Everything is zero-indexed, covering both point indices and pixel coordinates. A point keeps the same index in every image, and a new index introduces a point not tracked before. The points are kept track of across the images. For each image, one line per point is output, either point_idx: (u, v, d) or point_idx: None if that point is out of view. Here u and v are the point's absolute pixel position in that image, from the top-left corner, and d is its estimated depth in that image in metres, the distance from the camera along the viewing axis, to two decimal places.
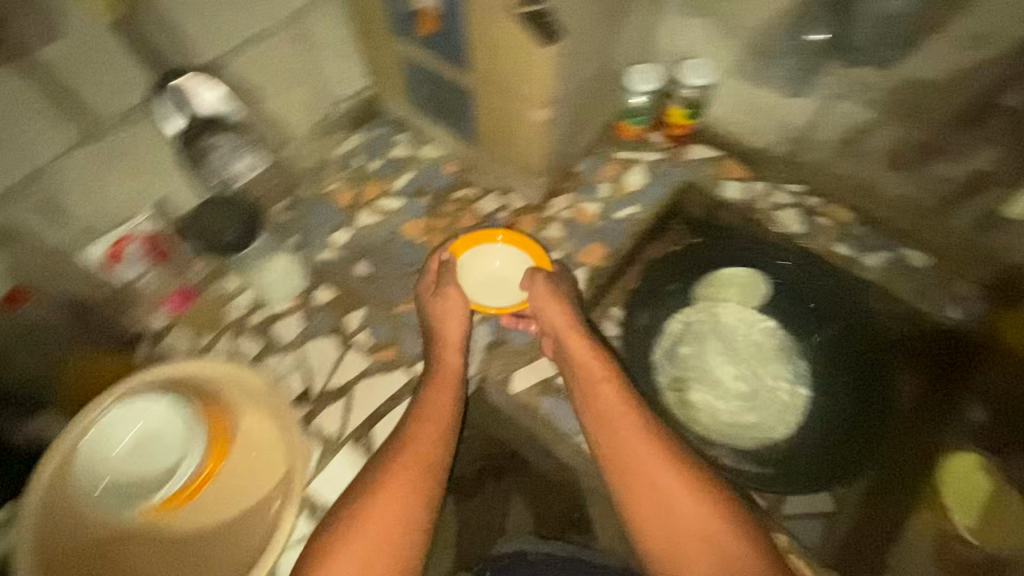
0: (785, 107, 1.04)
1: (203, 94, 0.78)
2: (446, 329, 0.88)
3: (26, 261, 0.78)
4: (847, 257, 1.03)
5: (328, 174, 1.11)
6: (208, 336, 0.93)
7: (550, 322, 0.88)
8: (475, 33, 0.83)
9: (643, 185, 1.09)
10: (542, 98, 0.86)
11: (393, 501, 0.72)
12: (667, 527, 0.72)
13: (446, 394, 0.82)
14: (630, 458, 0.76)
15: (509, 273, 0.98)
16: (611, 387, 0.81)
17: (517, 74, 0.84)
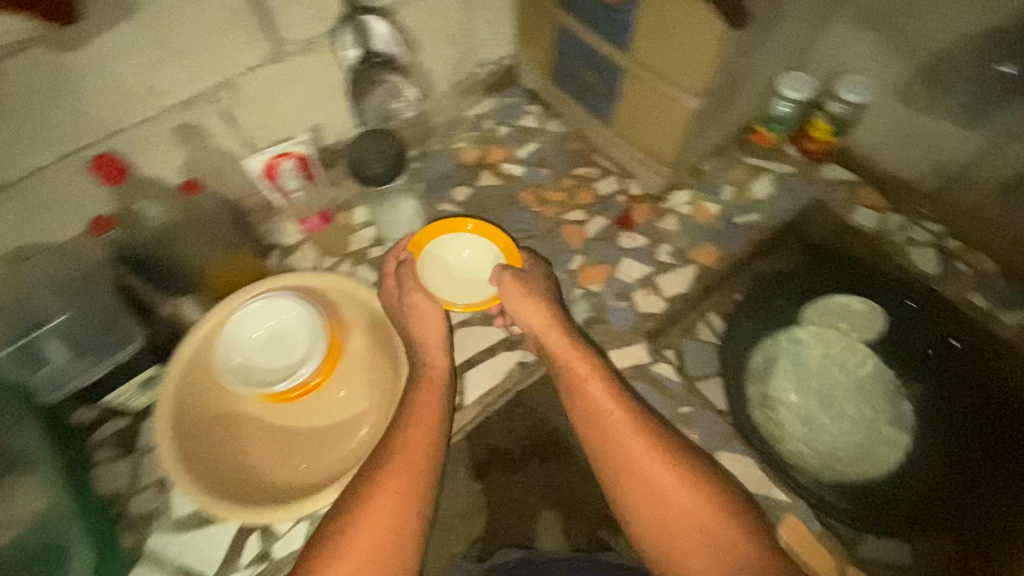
0: (945, 141, 0.99)
1: (382, 34, 0.89)
2: (421, 331, 0.80)
3: (202, 158, 0.88)
4: (983, 309, 0.98)
5: (458, 132, 1.15)
6: (331, 259, 1.01)
7: (535, 324, 0.83)
8: (642, 14, 0.81)
9: (769, 195, 1.07)
10: (696, 88, 0.84)
11: (386, 505, 0.66)
12: (659, 520, 0.69)
13: (429, 396, 0.75)
14: (622, 459, 0.73)
15: (479, 268, 0.91)
16: (596, 381, 0.78)
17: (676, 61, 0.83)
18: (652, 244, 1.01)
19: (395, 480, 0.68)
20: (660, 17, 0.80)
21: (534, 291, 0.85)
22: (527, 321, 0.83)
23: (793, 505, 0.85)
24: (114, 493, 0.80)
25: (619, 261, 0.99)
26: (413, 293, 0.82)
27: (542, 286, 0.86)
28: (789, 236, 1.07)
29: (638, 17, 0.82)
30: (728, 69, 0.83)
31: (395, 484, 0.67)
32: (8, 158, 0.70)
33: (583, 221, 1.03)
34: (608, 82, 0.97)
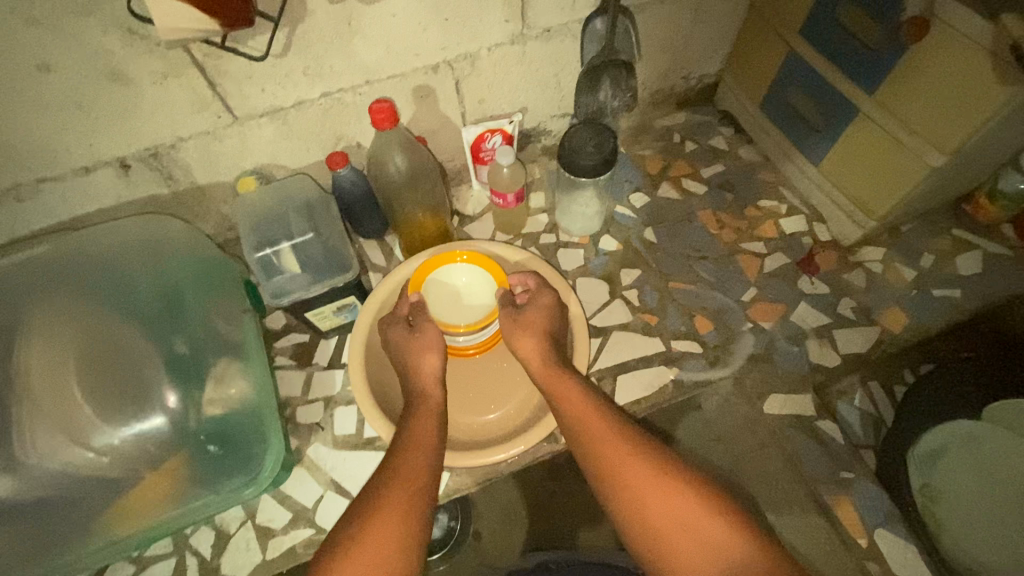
0: None
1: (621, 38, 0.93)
2: (425, 364, 0.76)
3: (426, 119, 0.95)
4: None
5: (644, 139, 1.16)
6: (506, 234, 1.05)
7: (524, 355, 0.77)
8: (910, 59, 0.77)
9: (973, 274, 0.98)
10: (948, 145, 0.77)
11: (385, 529, 0.59)
12: (659, 544, 0.60)
13: (427, 424, 0.70)
14: (630, 493, 0.62)
15: (482, 288, 0.87)
16: (578, 399, 0.71)
17: (933, 114, 0.77)
18: (834, 296, 0.96)
19: (392, 501, 0.61)
20: (930, 63, 0.75)
21: (528, 319, 0.79)
22: (520, 352, 0.77)
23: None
24: (288, 397, 0.88)
25: (796, 303, 0.95)
26: (422, 322, 0.79)
27: (537, 313, 0.80)
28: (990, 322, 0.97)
29: (903, 60, 0.78)
30: (993, 130, 0.76)
31: (392, 503, 0.61)
32: (290, 87, 0.79)
33: (761, 254, 1.01)
34: (831, 120, 0.93)
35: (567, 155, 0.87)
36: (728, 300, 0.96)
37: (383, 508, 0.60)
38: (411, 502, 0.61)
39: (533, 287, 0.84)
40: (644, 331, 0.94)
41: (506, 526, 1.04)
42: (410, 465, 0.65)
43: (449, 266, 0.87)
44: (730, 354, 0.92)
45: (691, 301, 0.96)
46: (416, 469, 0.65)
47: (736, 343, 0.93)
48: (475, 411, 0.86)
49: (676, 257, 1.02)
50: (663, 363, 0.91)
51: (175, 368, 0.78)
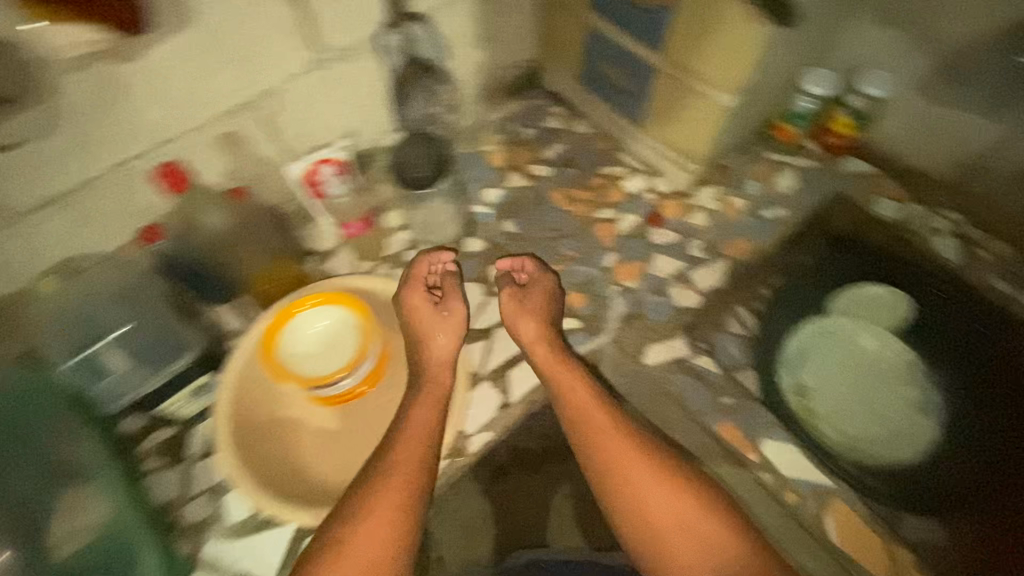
0: (965, 127, 0.99)
1: (421, 41, 0.92)
2: (438, 343, 0.83)
3: (244, 166, 0.89)
4: (1004, 293, 0.99)
5: (484, 135, 1.18)
6: (368, 262, 1.02)
7: (530, 339, 0.86)
8: (682, 10, 0.84)
9: (793, 190, 1.09)
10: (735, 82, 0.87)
11: (386, 513, 0.68)
12: (642, 519, 0.73)
13: (426, 407, 0.77)
14: (621, 476, 0.75)
15: (340, 329, 0.82)
16: (584, 391, 0.81)
17: (717, 56, 0.85)
18: (684, 240, 1.04)
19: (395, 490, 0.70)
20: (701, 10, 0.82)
21: (532, 304, 0.89)
22: (524, 336, 0.86)
23: (838, 490, 0.87)
24: (166, 502, 0.80)
25: (652, 257, 1.02)
26: (451, 301, 0.87)
27: (541, 297, 0.90)
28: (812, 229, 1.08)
29: (677, 12, 0.84)
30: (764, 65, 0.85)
31: (394, 488, 0.70)
32: (65, 169, 0.70)
33: (613, 219, 1.06)
34: (639, 82, 0.99)
35: (410, 171, 0.90)
36: (594, 270, 1.01)
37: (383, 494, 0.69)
38: (410, 485, 0.70)
39: (531, 271, 0.94)
40: None
41: (472, 542, 1.02)
42: (414, 451, 0.73)
43: (301, 315, 0.81)
44: (606, 320, 0.96)
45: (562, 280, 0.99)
46: (418, 456, 0.72)
47: (608, 308, 0.97)
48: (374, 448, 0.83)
49: (539, 242, 1.04)
50: None
51: (12, 517, 0.69)
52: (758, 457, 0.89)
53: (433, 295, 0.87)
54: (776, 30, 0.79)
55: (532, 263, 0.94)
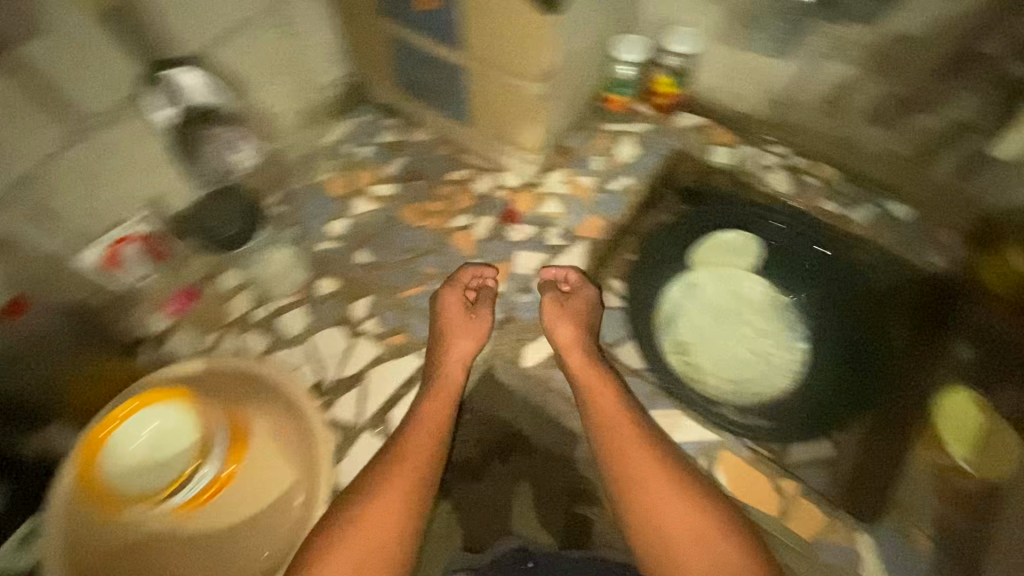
0: (771, 71, 1.02)
1: (189, 84, 0.79)
2: (458, 348, 0.85)
3: (23, 271, 0.77)
4: (834, 214, 1.04)
5: (319, 164, 1.10)
6: (212, 334, 0.93)
7: (566, 343, 0.87)
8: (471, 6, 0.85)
9: (635, 156, 1.11)
10: (535, 71, 0.89)
11: (391, 504, 0.70)
12: (653, 529, 0.72)
13: (438, 406, 0.80)
14: (637, 483, 0.74)
15: (178, 420, 0.76)
16: (612, 400, 0.81)
17: (512, 42, 0.87)
18: (542, 231, 1.04)
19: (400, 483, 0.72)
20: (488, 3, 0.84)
21: (569, 308, 0.91)
22: (561, 340, 0.88)
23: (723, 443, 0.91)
24: None
25: (513, 256, 1.01)
26: (482, 308, 0.90)
27: (582, 306, 0.91)
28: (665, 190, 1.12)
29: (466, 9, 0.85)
30: (558, 46, 0.87)
31: (400, 479, 0.72)
32: None
33: (469, 225, 1.04)
34: (455, 82, 0.98)
35: (224, 227, 0.84)
36: None
37: (391, 486, 0.71)
38: (415, 475, 0.73)
39: (574, 279, 0.95)
40: (395, 355, 0.90)
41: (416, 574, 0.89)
42: (425, 442, 0.76)
43: (128, 421, 0.74)
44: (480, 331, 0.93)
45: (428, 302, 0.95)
46: (427, 448, 0.75)
47: None
48: (256, 534, 0.75)
49: (397, 265, 0.99)
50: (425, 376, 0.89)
51: None
52: None
53: (467, 300, 0.91)
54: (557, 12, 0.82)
55: (567, 272, 0.95)
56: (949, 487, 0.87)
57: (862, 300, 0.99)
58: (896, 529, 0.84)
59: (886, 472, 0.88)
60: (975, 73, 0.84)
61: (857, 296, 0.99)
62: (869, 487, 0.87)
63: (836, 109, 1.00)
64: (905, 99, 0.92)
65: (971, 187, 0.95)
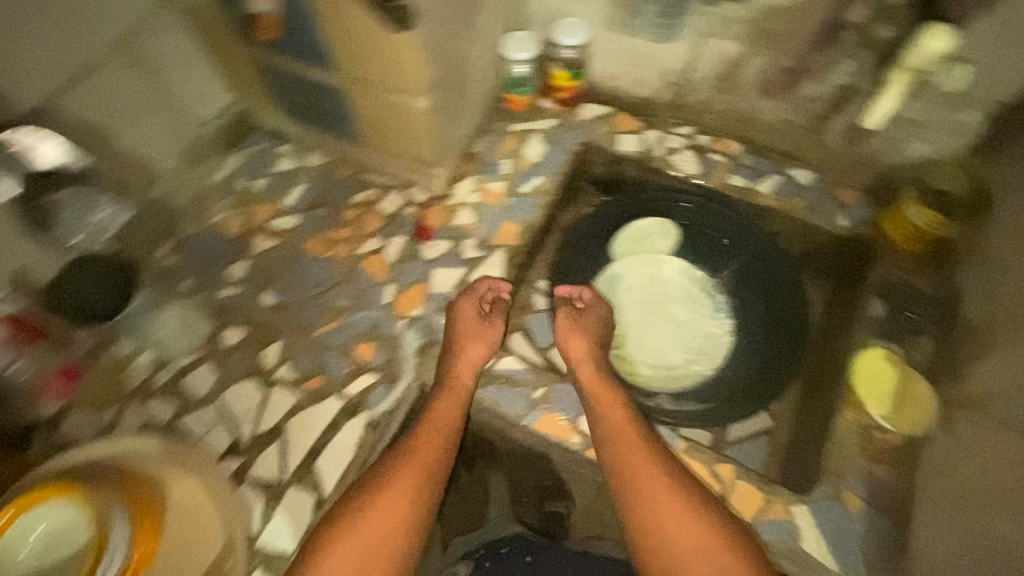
0: (659, 53, 1.01)
1: (41, 150, 0.70)
2: (471, 354, 0.85)
3: None
4: (743, 187, 1.04)
5: (212, 205, 1.03)
6: (112, 409, 0.87)
7: (578, 357, 0.86)
8: (326, 12, 0.75)
9: (543, 154, 1.09)
10: (417, 83, 0.80)
11: (396, 503, 0.70)
12: (657, 542, 0.70)
13: (450, 406, 0.80)
14: (644, 496, 0.72)
15: (65, 518, 0.67)
16: (621, 414, 0.80)
17: (381, 64, 0.78)
18: (456, 244, 0.99)
19: (407, 481, 0.72)
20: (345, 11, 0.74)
21: (584, 322, 0.90)
22: (573, 352, 0.86)
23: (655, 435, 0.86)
24: None
25: (429, 275, 0.96)
26: (494, 318, 0.88)
27: (596, 322, 0.90)
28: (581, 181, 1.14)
29: (321, 20, 0.75)
30: (435, 60, 0.79)
31: (410, 472, 0.72)
32: None
33: (380, 249, 0.99)
34: (336, 105, 0.92)
35: (85, 295, 0.77)
36: (372, 313, 0.92)
37: (397, 483, 0.71)
38: (423, 471, 0.73)
39: (588, 296, 0.93)
40: (313, 400, 0.86)
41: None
42: (437, 434, 0.77)
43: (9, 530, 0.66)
44: (402, 360, 0.88)
45: (343, 337, 0.90)
46: (438, 444, 0.76)
47: (399, 347, 0.89)
48: None
49: (305, 303, 0.94)
50: (348, 418, 0.84)
51: None
52: (581, 437, 0.86)
53: (482, 305, 0.89)
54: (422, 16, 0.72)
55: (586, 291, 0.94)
56: (876, 444, 0.81)
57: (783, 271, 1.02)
58: (831, 495, 0.79)
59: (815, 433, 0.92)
60: (847, 40, 0.84)
61: (777, 268, 1.02)
62: (802, 454, 0.92)
63: (729, 86, 1.00)
64: (790, 70, 0.92)
65: (867, 146, 0.96)
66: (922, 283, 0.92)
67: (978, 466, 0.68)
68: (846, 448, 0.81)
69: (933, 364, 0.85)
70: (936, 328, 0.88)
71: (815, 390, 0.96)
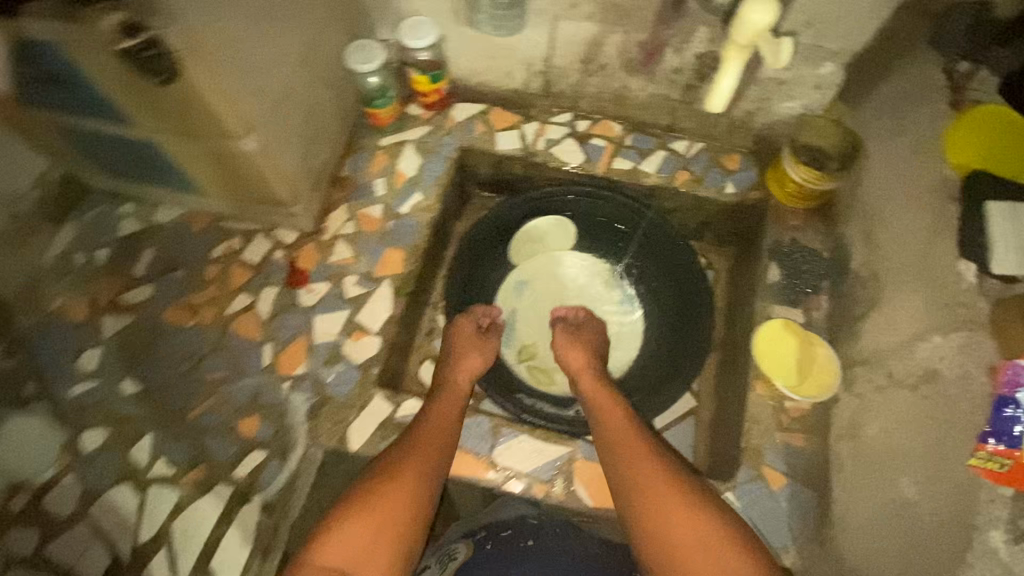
0: (515, 43, 0.94)
1: None
2: (468, 363, 0.84)
3: None
4: (628, 169, 1.00)
5: (46, 290, 0.90)
6: None
7: (578, 368, 0.85)
8: (96, 68, 0.63)
9: (420, 166, 1.00)
10: (234, 125, 0.69)
11: (404, 489, 0.66)
12: (662, 536, 0.65)
13: (449, 408, 0.77)
14: (649, 494, 0.68)
15: None
16: (624, 418, 0.77)
17: (185, 114, 0.67)
18: (336, 284, 0.90)
19: (413, 469, 0.68)
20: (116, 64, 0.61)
21: (580, 335, 0.90)
22: (573, 364, 0.86)
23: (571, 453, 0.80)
24: None
25: (311, 323, 0.87)
26: (489, 340, 0.89)
27: (592, 337, 0.91)
28: (470, 185, 1.10)
29: (89, 63, 0.61)
30: (248, 92, 0.68)
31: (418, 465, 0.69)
32: None
33: (252, 303, 0.89)
34: (158, 159, 0.80)
35: None
36: (254, 378, 0.84)
37: (405, 468, 0.68)
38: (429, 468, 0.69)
39: (581, 316, 0.95)
40: (198, 493, 0.77)
41: None
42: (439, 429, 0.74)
43: None
44: (292, 428, 0.80)
45: (223, 414, 0.82)
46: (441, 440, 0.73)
47: (290, 413, 0.81)
48: None
49: (175, 382, 0.84)
50: (240, 504, 0.77)
51: None
52: (497, 472, 0.79)
53: (475, 321, 0.90)
54: (213, 46, 0.61)
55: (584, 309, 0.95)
56: (791, 416, 0.79)
57: (677, 246, 0.99)
58: (754, 477, 0.77)
59: (733, 408, 0.88)
60: (691, 9, 0.81)
61: (670, 245, 1.00)
62: (722, 434, 0.89)
63: (594, 68, 0.95)
64: (648, 45, 0.88)
65: (740, 109, 0.94)
66: (816, 243, 0.90)
67: (878, 428, 0.68)
68: (763, 426, 0.79)
69: (831, 322, 0.84)
70: (835, 282, 0.86)
71: (726, 362, 0.96)
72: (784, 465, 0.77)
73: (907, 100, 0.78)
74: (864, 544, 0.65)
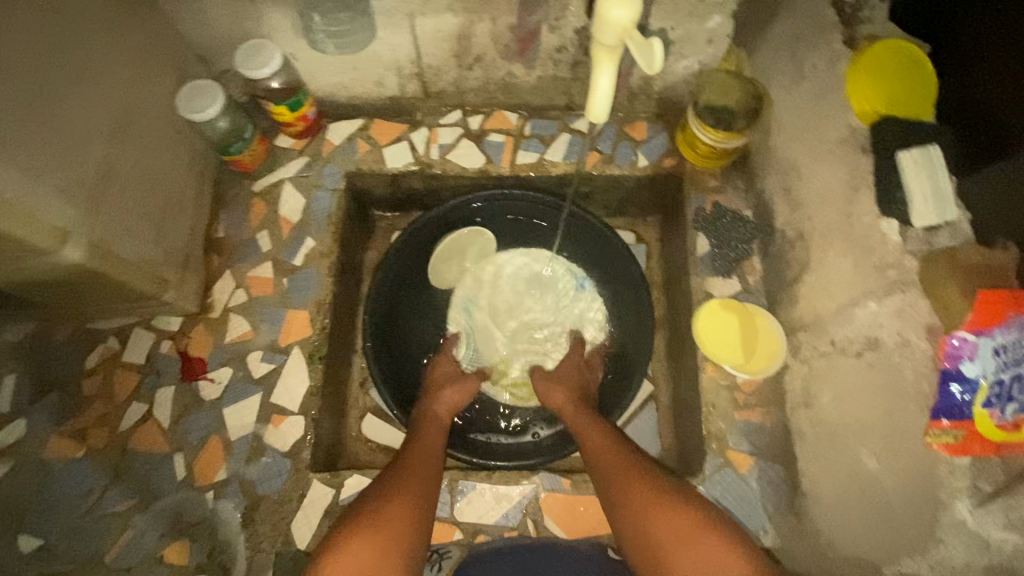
0: (376, 49, 0.83)
1: None
2: (448, 395, 0.82)
3: None
4: (533, 162, 0.91)
5: None
6: None
7: (560, 405, 0.81)
8: None
9: (304, 206, 0.88)
10: (34, 240, 0.56)
11: (401, 517, 0.62)
12: (652, 539, 0.60)
13: (433, 441, 0.73)
14: (637, 500, 0.63)
15: None
16: (609, 435, 0.73)
17: None
18: (241, 366, 0.80)
19: (405, 497, 0.64)
20: None
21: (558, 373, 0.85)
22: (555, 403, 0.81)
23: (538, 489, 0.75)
24: None
25: (223, 419, 0.77)
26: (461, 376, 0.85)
27: (571, 371, 0.86)
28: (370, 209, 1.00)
29: None
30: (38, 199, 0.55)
31: (412, 494, 0.64)
32: None
33: (149, 412, 0.78)
34: None
35: None
36: (172, 497, 0.74)
37: (396, 496, 0.63)
38: (425, 497, 0.65)
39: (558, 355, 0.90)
40: None
41: None
42: (427, 458, 0.69)
43: None
44: (227, 541, 0.72)
45: (148, 545, 0.73)
46: (432, 467, 0.69)
47: (223, 526, 0.73)
48: None
49: (82, 524, 0.74)
50: None
51: None
52: (465, 530, 0.74)
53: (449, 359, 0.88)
54: None
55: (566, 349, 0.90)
56: (746, 393, 0.77)
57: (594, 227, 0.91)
58: (723, 464, 0.74)
59: (689, 393, 0.85)
60: None
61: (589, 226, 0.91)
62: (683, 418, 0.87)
63: (470, 61, 0.85)
64: (519, 29, 0.80)
65: (635, 75, 0.87)
66: (740, 203, 0.85)
67: (831, 397, 0.66)
68: (721, 410, 0.76)
69: (768, 286, 0.81)
70: (766, 240, 0.82)
71: (675, 340, 0.92)
72: (751, 445, 0.75)
73: (800, 42, 0.73)
74: (840, 517, 0.64)
